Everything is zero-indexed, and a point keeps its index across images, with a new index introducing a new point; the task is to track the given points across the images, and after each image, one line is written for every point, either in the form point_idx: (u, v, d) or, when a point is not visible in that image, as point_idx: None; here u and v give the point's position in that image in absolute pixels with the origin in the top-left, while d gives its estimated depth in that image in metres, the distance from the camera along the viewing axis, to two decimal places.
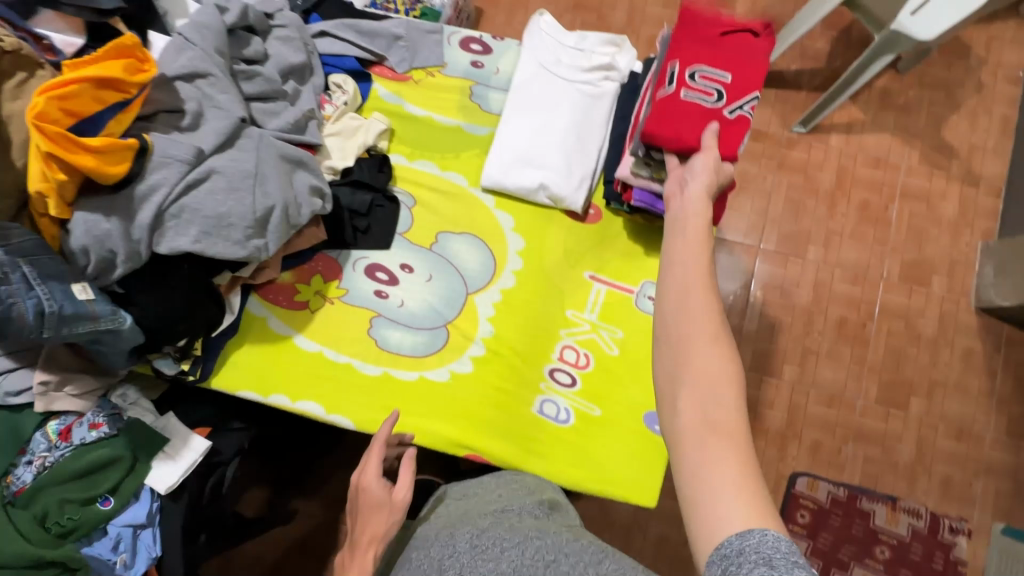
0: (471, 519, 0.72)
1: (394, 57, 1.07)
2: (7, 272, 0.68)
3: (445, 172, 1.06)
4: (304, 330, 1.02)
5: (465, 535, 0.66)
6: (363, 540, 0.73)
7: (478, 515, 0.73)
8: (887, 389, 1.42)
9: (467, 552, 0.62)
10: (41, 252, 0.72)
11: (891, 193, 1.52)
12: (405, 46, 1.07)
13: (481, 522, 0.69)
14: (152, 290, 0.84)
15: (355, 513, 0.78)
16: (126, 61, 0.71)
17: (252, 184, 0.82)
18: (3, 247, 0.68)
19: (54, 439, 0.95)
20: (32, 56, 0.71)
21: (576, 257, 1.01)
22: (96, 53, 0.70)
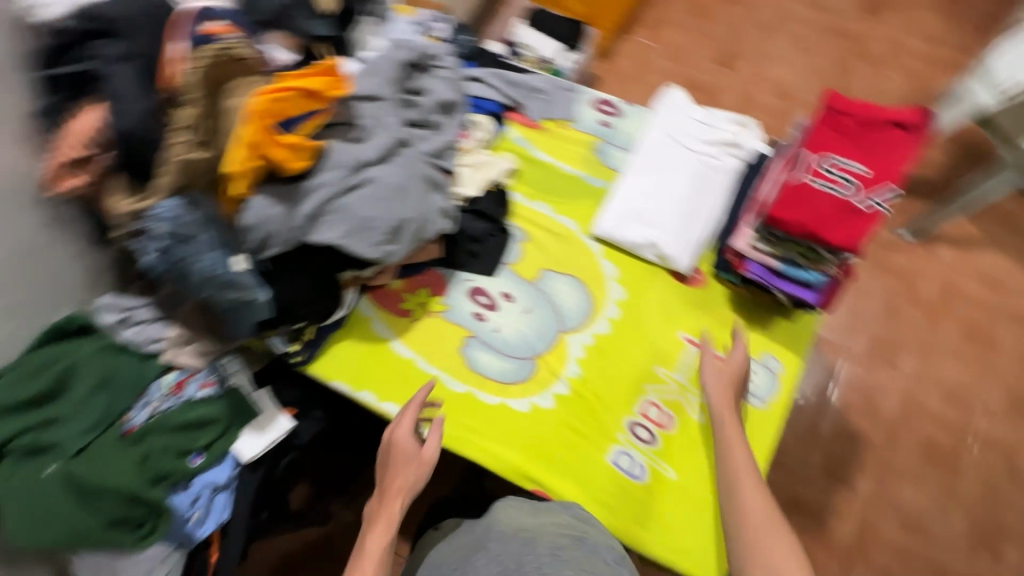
0: (551, 531, 0.80)
1: (531, 107, 1.17)
2: (191, 232, 0.80)
3: (559, 215, 1.12)
4: (403, 336, 1.09)
5: (546, 544, 0.76)
6: (390, 489, 0.90)
7: (557, 529, 0.80)
8: (979, 525, 1.43)
9: (550, 560, 0.72)
10: (218, 223, 0.83)
11: None
12: (543, 98, 1.18)
13: (561, 538, 0.78)
14: (290, 274, 0.93)
15: (383, 460, 0.93)
16: (328, 78, 0.82)
17: (397, 197, 0.91)
18: (195, 211, 0.80)
19: (168, 389, 1.04)
20: (255, 63, 0.80)
21: (673, 317, 1.03)
22: (307, 69, 0.81)
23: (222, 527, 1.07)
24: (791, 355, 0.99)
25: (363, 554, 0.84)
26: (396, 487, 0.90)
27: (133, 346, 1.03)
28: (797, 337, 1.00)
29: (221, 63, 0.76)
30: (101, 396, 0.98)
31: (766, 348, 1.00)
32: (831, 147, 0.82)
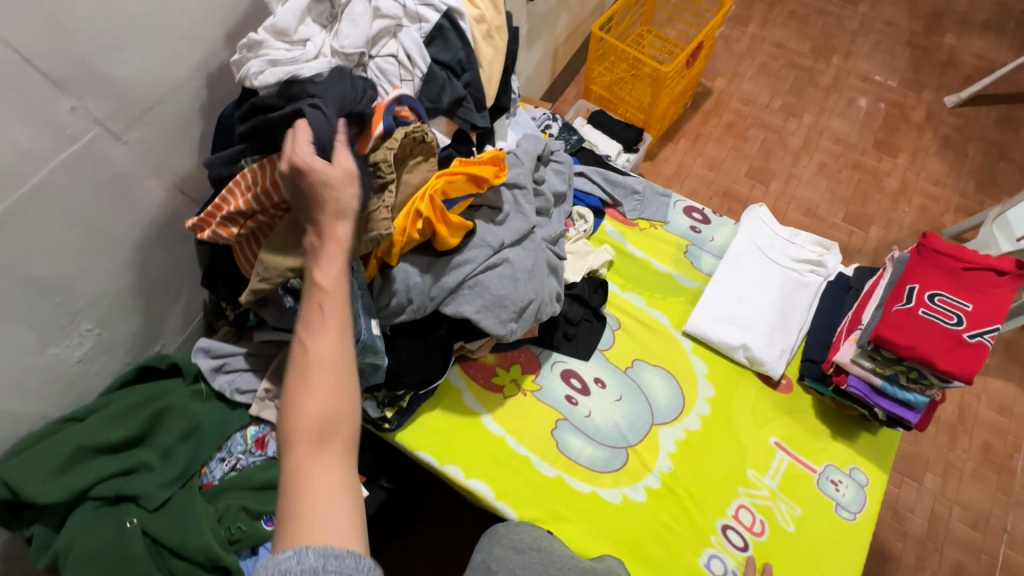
0: None
1: (627, 205, 1.28)
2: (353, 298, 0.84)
3: (651, 308, 1.19)
4: (493, 411, 1.08)
5: None
6: (327, 211, 0.71)
7: None
8: None
9: None
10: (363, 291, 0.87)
11: (1015, 443, 1.63)
12: (639, 199, 1.28)
13: None
14: (410, 340, 0.96)
15: (303, 190, 0.72)
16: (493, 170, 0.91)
17: (529, 278, 0.96)
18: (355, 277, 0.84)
19: (250, 444, 1.00)
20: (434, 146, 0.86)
21: (761, 418, 1.08)
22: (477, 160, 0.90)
23: None
24: (879, 471, 1.03)
25: (315, 286, 0.69)
26: (330, 213, 0.72)
27: (224, 394, 1.01)
28: (882, 453, 1.04)
29: (406, 144, 0.83)
30: (185, 445, 0.95)
31: (854, 461, 1.03)
32: (933, 282, 0.91)
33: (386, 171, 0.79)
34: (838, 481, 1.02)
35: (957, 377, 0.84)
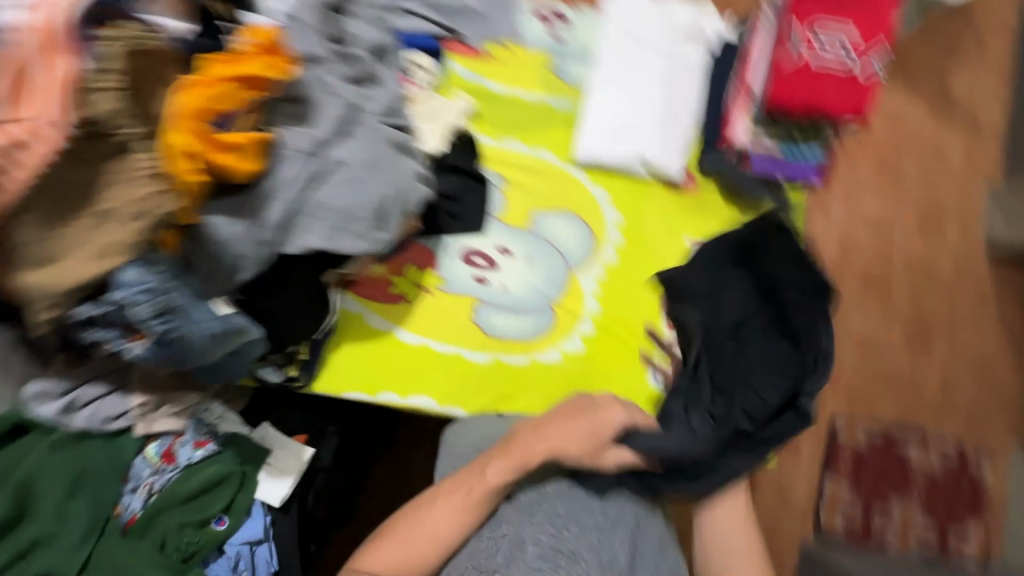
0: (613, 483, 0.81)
1: (469, 32, 1.04)
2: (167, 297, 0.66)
3: (535, 149, 1.04)
4: (406, 323, 1.00)
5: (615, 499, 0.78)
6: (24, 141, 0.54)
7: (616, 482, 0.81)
8: (916, 336, 1.69)
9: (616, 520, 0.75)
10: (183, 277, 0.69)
11: (901, 148, 1.70)
12: (481, 20, 1.04)
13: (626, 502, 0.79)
14: (272, 296, 0.80)
15: None
16: (267, 58, 0.66)
17: (371, 172, 0.77)
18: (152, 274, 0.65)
19: (157, 462, 0.90)
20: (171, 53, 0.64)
21: (674, 225, 1.02)
22: (239, 50, 0.66)
23: None
24: (791, 235, 1.02)
25: None
26: None
27: (93, 431, 0.85)
28: (792, 217, 1.03)
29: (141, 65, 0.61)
30: (78, 500, 0.83)
31: (767, 234, 1.02)
32: (815, 16, 0.92)
33: (127, 121, 0.59)
34: None
35: (847, 116, 0.94)
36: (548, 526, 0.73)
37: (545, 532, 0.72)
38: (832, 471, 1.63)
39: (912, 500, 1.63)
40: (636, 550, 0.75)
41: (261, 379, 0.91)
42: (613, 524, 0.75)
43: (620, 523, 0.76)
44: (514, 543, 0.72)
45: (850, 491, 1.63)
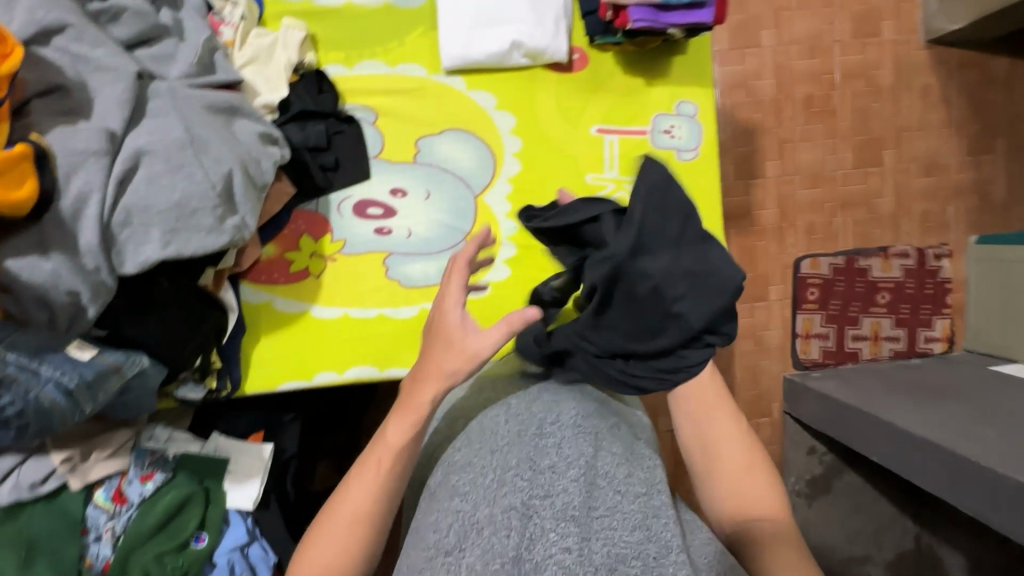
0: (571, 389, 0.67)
1: None
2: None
3: (398, 67, 0.90)
4: (319, 299, 0.90)
5: (569, 410, 0.62)
6: None
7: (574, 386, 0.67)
8: (863, 148, 1.68)
9: (570, 427, 0.60)
10: (6, 333, 0.59)
11: None
12: None
13: (590, 402, 0.65)
14: (142, 320, 0.71)
15: None
16: None
17: (193, 153, 0.65)
18: None
19: (111, 507, 0.87)
20: None
21: (574, 113, 0.92)
22: None
23: (276, 568, 0.97)
24: (702, 91, 0.93)
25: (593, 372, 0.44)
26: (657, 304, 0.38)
27: (26, 498, 0.81)
28: (699, 69, 0.93)
29: None
30: (38, 566, 0.79)
31: (678, 96, 0.93)
32: None
33: None
34: (671, 128, 0.92)
35: None
36: (502, 439, 0.60)
37: (501, 443, 0.60)
38: (801, 307, 1.66)
39: (879, 313, 1.68)
40: (609, 445, 0.60)
41: (183, 400, 0.84)
42: (576, 420, 0.61)
43: (582, 419, 0.62)
44: (469, 463, 0.60)
45: (821, 320, 1.67)
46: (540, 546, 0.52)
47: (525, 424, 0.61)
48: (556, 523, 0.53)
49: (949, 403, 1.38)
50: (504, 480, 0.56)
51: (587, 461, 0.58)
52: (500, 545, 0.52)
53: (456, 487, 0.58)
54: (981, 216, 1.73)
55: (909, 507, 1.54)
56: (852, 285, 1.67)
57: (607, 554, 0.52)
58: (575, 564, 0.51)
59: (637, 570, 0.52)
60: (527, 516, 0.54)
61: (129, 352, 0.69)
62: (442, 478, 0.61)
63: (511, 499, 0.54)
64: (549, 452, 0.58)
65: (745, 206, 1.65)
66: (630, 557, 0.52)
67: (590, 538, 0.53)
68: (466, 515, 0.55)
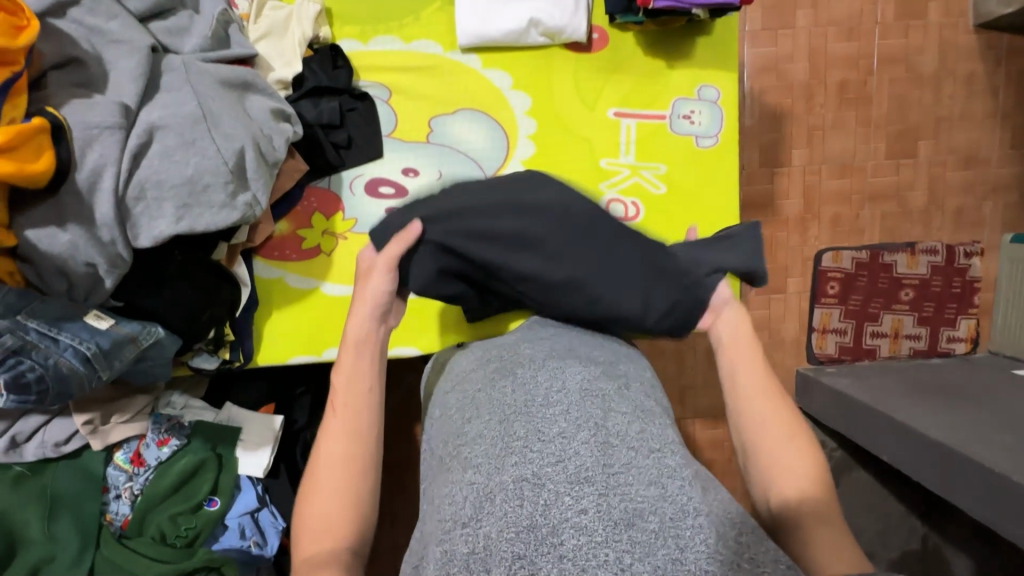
0: (575, 354, 0.66)
1: None
2: (19, 336, 0.60)
3: (413, 43, 0.88)
4: (330, 276, 0.91)
5: (574, 372, 0.62)
6: None
7: (578, 352, 0.67)
8: (897, 139, 1.61)
9: (575, 391, 0.59)
10: (29, 301, 0.62)
11: None
12: None
13: (594, 368, 0.64)
14: (157, 293, 0.74)
15: None
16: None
17: (206, 129, 0.66)
18: None
19: (130, 468, 0.90)
20: None
21: (591, 95, 0.89)
22: None
23: (282, 533, 1.01)
24: (727, 76, 0.90)
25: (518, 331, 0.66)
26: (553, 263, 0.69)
27: (50, 456, 0.85)
28: (725, 52, 0.90)
29: None
30: (61, 520, 0.84)
31: (701, 80, 0.90)
32: None
33: None
34: (691, 114, 0.90)
35: None
36: (508, 407, 0.59)
37: (507, 413, 0.58)
38: (820, 302, 1.63)
39: (902, 311, 1.63)
40: (616, 408, 0.59)
41: (197, 369, 0.87)
42: (582, 385, 0.60)
43: (588, 383, 0.61)
44: (477, 433, 0.58)
45: (840, 315, 1.63)
46: (556, 509, 0.49)
47: (532, 392, 0.60)
48: (571, 486, 0.50)
49: (968, 406, 1.34)
50: (514, 448, 0.54)
51: (595, 423, 0.56)
52: (514, 513, 0.49)
53: (467, 459, 0.56)
54: (1018, 213, 1.66)
55: (918, 507, 1.51)
56: (875, 280, 1.62)
57: (625, 508, 0.49)
58: (593, 522, 0.48)
59: (656, 525, 0.48)
60: (541, 482, 0.51)
61: (145, 323, 0.71)
62: (451, 453, 0.59)
63: (522, 466, 0.52)
64: (557, 417, 0.56)
65: (768, 195, 1.60)
66: (648, 511, 0.49)
67: (607, 493, 0.50)
68: (478, 486, 0.53)
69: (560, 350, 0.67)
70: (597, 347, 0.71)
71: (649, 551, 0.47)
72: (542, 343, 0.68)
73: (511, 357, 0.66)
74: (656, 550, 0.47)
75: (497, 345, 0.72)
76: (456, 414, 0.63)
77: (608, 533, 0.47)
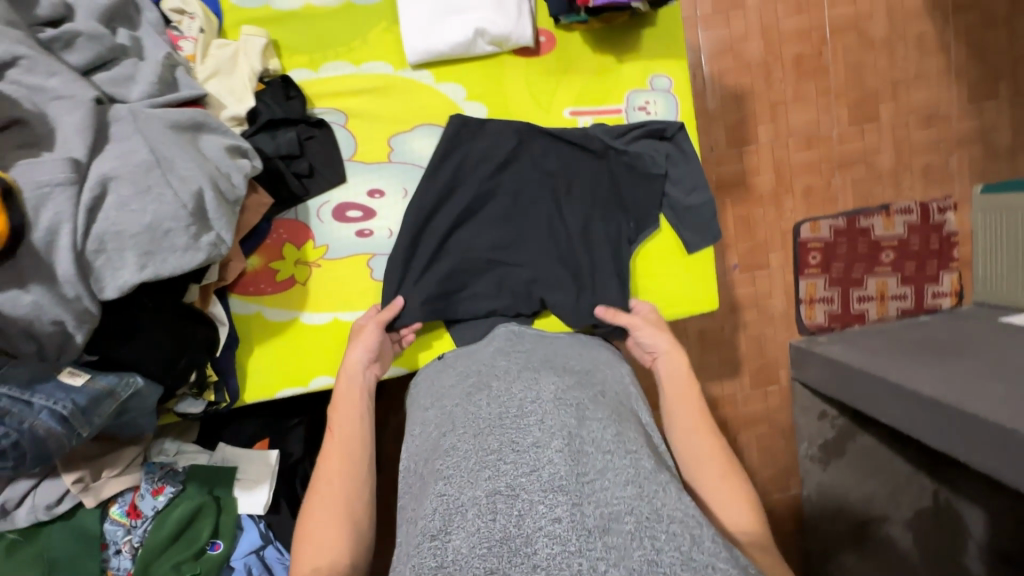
0: (550, 368, 0.70)
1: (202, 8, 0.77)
2: None
3: (363, 66, 0.89)
4: (307, 305, 0.91)
5: (549, 383, 0.65)
6: None
7: (555, 366, 0.71)
8: (858, 105, 1.63)
9: (549, 399, 0.62)
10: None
11: None
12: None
13: (566, 378, 0.68)
14: (130, 342, 0.73)
15: None
16: None
17: (160, 173, 0.66)
18: None
19: (127, 521, 0.89)
20: None
21: (545, 98, 0.91)
22: None
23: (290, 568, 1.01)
24: (677, 64, 0.91)
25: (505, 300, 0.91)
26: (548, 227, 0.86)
27: (43, 519, 0.84)
28: (671, 41, 0.91)
29: None
30: None
31: (652, 71, 0.91)
32: None
33: None
34: (645, 105, 0.92)
35: None
36: (485, 422, 0.61)
37: (482, 427, 0.60)
38: (804, 273, 1.64)
39: (885, 273, 1.65)
40: (591, 414, 0.62)
41: (184, 414, 0.87)
42: (556, 395, 0.63)
43: (562, 392, 0.64)
44: (454, 447, 0.60)
45: (825, 284, 1.65)
46: (529, 520, 0.50)
47: (506, 404, 0.62)
48: (544, 495, 0.51)
49: (960, 359, 1.36)
50: (488, 462, 0.55)
51: (569, 431, 0.58)
52: (487, 527, 0.50)
53: (441, 471, 0.58)
54: (985, 165, 1.69)
55: (925, 465, 1.52)
56: (854, 246, 1.64)
57: (600, 515, 0.50)
58: (567, 531, 0.49)
59: (631, 527, 0.50)
60: (514, 493, 0.52)
61: (123, 374, 0.71)
62: (428, 470, 0.61)
63: (496, 479, 0.53)
64: (532, 427, 0.58)
65: (739, 174, 1.61)
66: (624, 513, 0.51)
67: (581, 499, 0.51)
68: (450, 499, 0.54)
69: (534, 364, 0.71)
70: (572, 360, 0.76)
71: (624, 555, 0.47)
72: (518, 358, 0.73)
73: (489, 374, 0.70)
74: (631, 552, 0.47)
75: (478, 361, 0.76)
76: (437, 431, 0.66)
77: (582, 541, 0.48)
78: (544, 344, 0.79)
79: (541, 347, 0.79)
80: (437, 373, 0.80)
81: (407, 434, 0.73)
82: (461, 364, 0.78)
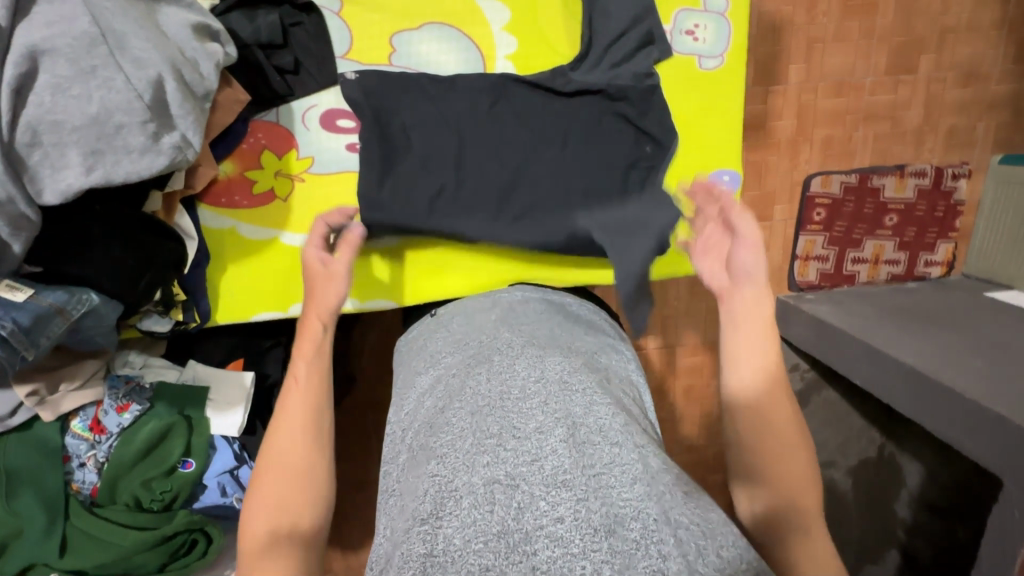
0: (557, 343, 0.64)
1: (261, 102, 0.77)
2: None
3: None
4: (289, 224, 0.80)
5: (555, 363, 0.59)
6: None
7: (561, 342, 0.65)
8: (899, 53, 1.49)
9: (553, 384, 0.56)
10: None
11: None
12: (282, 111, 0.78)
13: (575, 359, 0.61)
14: (79, 252, 0.64)
15: None
16: None
17: (108, 51, 0.55)
18: None
19: (90, 436, 0.84)
20: None
21: (576, 9, 0.84)
22: None
23: None
24: None
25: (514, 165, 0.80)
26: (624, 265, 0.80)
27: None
28: None
29: None
30: (20, 494, 0.78)
31: None
32: None
33: None
34: (694, 29, 0.84)
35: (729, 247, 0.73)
36: (485, 400, 0.56)
37: (482, 406, 0.55)
38: (805, 229, 1.56)
39: (884, 237, 1.59)
40: (599, 399, 0.55)
41: (149, 332, 0.79)
42: (562, 377, 0.57)
43: (569, 374, 0.58)
44: (449, 424, 0.55)
45: (823, 243, 1.58)
46: (529, 515, 0.45)
47: (509, 383, 0.57)
48: (547, 489, 0.46)
49: (940, 329, 1.37)
50: (487, 450, 0.50)
51: (575, 419, 0.53)
52: (484, 521, 0.46)
53: (435, 451, 0.53)
54: (1011, 133, 1.58)
55: (879, 421, 1.57)
56: (861, 206, 1.56)
57: (605, 512, 0.45)
58: (569, 532, 0.44)
59: (638, 532, 0.44)
60: (514, 485, 0.47)
61: (71, 291, 0.63)
62: (418, 445, 0.56)
63: (495, 469, 0.49)
64: (535, 413, 0.53)
65: (759, 116, 1.48)
66: (631, 515, 0.45)
67: (585, 498, 0.46)
68: (443, 483, 0.50)
69: (541, 339, 0.64)
70: (579, 337, 0.68)
71: (629, 561, 0.42)
72: (523, 331, 0.66)
73: (489, 347, 0.63)
74: (637, 559, 0.42)
75: (477, 329, 0.69)
76: (431, 403, 0.60)
77: (585, 542, 0.43)
78: (552, 315, 0.72)
79: (550, 315, 0.72)
80: (431, 335, 0.74)
81: (400, 397, 0.67)
82: (458, 330, 0.71)
